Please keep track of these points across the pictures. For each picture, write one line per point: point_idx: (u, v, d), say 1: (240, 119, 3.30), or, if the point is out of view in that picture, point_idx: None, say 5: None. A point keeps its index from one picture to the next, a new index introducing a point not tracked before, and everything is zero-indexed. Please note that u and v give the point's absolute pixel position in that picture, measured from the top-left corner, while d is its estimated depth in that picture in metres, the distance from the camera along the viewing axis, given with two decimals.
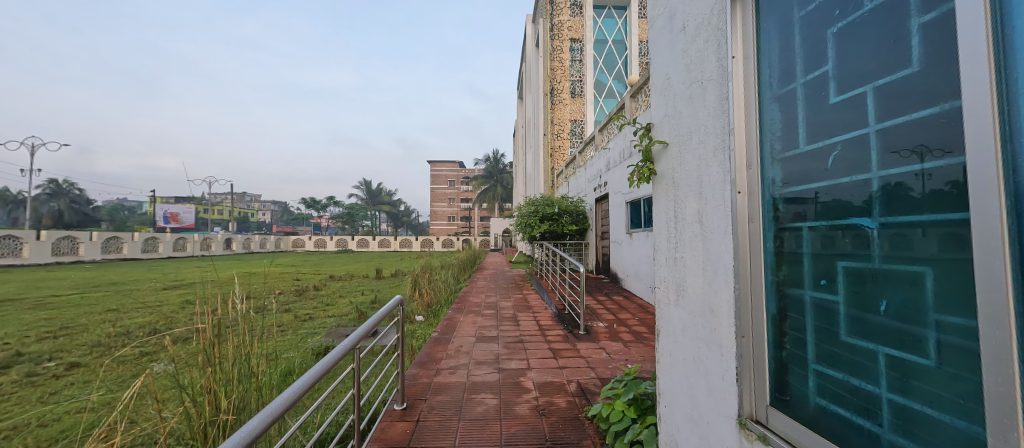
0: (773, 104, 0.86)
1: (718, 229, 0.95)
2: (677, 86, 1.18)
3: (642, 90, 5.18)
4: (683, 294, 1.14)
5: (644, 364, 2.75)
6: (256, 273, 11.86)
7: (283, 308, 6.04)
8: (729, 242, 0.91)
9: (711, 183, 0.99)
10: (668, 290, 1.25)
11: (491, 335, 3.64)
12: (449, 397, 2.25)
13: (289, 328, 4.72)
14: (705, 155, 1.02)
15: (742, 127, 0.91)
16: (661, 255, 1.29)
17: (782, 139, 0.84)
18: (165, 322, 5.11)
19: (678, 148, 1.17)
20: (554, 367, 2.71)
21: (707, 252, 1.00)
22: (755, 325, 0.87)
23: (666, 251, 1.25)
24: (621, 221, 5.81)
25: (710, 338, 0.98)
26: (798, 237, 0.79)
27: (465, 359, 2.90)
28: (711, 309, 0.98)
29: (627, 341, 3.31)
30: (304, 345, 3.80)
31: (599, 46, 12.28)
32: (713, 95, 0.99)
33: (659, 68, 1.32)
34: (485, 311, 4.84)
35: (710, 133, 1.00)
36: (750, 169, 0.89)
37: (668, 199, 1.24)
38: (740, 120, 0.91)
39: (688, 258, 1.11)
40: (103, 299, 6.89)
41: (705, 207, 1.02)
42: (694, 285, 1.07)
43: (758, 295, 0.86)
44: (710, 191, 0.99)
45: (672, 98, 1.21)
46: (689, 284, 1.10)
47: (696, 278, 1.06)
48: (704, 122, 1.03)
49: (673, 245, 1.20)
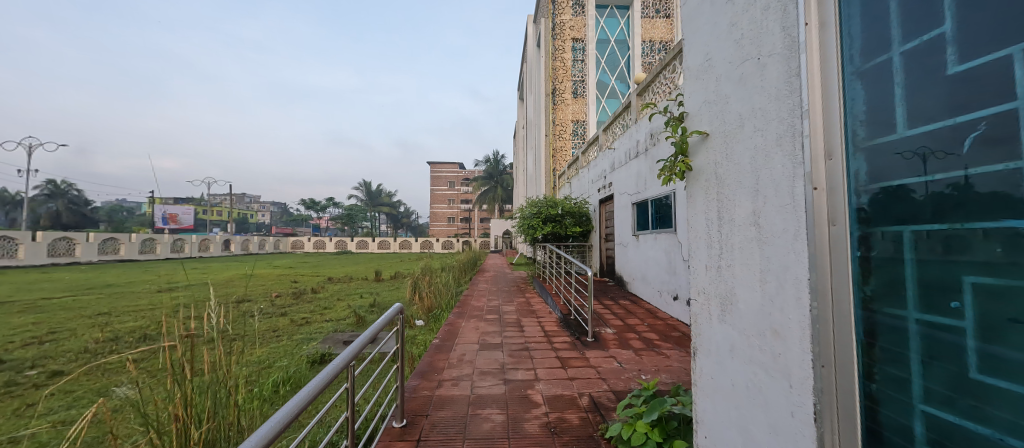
0: (857, 82, 0.71)
1: (784, 233, 0.82)
2: (723, 68, 1.05)
3: (650, 87, 5.03)
4: (731, 309, 1.00)
5: (659, 375, 2.58)
6: (254, 275, 11.69)
7: (279, 312, 5.87)
8: (804, 250, 0.77)
9: (775, 179, 0.85)
10: (710, 303, 1.12)
11: (494, 342, 3.47)
12: (453, 412, 2.08)
13: (285, 333, 4.56)
14: (764, 146, 0.89)
15: (816, 110, 0.76)
16: (700, 262, 1.16)
17: (866, 125, 0.69)
18: (158, 326, 4.95)
19: (725, 139, 1.04)
20: (563, 378, 2.55)
21: (768, 260, 0.87)
22: (837, 353, 0.71)
23: (707, 258, 1.13)
24: (627, 223, 5.65)
25: (774, 363, 0.84)
26: (893, 242, 0.64)
27: (468, 369, 2.74)
28: (775, 329, 0.84)
29: (639, 350, 3.15)
30: (299, 353, 3.64)
31: (602, 45, 12.15)
32: (776, 73, 0.85)
33: (696, 49, 1.20)
34: (488, 316, 4.68)
35: (772, 119, 0.86)
36: (830, 160, 0.74)
37: (709, 199, 1.12)
38: (815, 101, 0.76)
39: (737, 266, 0.98)
40: (94, 303, 6.72)
41: (763, 208, 0.89)
42: (747, 297, 0.94)
43: (840, 317, 0.71)
44: (773, 188, 0.86)
45: (715, 82, 1.08)
46: (740, 298, 0.96)
47: (751, 291, 0.92)
48: (764, 106, 0.89)
49: (717, 250, 1.07)
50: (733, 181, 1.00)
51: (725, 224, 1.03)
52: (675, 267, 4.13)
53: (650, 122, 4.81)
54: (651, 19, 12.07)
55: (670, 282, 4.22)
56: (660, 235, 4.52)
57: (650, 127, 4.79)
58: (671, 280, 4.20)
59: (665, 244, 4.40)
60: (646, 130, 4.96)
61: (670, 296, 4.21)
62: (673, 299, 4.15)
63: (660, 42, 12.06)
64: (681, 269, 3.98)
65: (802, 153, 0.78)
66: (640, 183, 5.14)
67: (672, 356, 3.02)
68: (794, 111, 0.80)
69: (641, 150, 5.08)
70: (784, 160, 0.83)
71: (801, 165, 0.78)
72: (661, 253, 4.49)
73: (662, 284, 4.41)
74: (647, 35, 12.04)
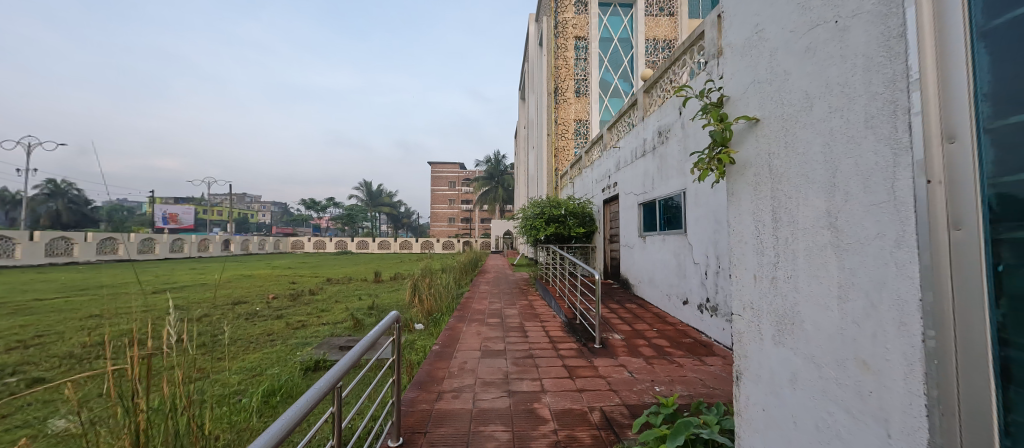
0: (983, 44, 0.59)
1: (879, 238, 0.73)
2: (788, 48, 1.00)
3: (656, 85, 4.87)
4: (799, 333, 0.96)
5: (673, 387, 2.41)
6: (252, 275, 11.52)
7: (275, 315, 5.71)
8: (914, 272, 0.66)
9: (861, 170, 0.78)
10: (771, 323, 1.07)
11: (497, 349, 3.30)
12: (454, 429, 1.93)
13: (280, 337, 4.41)
14: (844, 130, 0.82)
15: (930, 79, 0.63)
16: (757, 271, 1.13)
17: (994, 101, 0.58)
18: (149, 329, 4.81)
19: (792, 127, 0.98)
20: (571, 389, 2.38)
21: (849, 275, 0.81)
22: (967, 404, 0.58)
23: (766, 265, 1.09)
24: (632, 224, 5.49)
25: (862, 399, 0.77)
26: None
27: (470, 379, 2.57)
28: (861, 361, 0.77)
29: (649, 358, 2.99)
30: (294, 358, 3.49)
31: (604, 44, 11.99)
32: (867, 40, 0.76)
33: (744, 39, 1.21)
34: (490, 319, 4.52)
35: (859, 98, 0.78)
36: (955, 141, 0.61)
37: (765, 196, 1.09)
38: (930, 68, 0.63)
39: (807, 277, 0.93)
40: (86, 304, 6.57)
41: (838, 206, 0.84)
42: (817, 320, 0.90)
43: (969, 359, 0.58)
44: (858, 181, 0.78)
45: (773, 68, 1.07)
46: (812, 322, 0.91)
47: (827, 314, 0.87)
48: (845, 80, 0.82)
49: (778, 256, 1.04)
50: (793, 170, 0.98)
51: (784, 221, 1.01)
52: (684, 271, 3.97)
53: (657, 120, 4.65)
54: (654, 18, 11.92)
55: (679, 286, 4.06)
56: (668, 236, 4.36)
57: (657, 124, 4.63)
58: (680, 283, 4.04)
59: (673, 246, 4.24)
60: (653, 129, 4.80)
61: (679, 300, 4.06)
62: (682, 303, 3.99)
63: (663, 40, 11.92)
64: (691, 272, 3.83)
65: (908, 135, 0.67)
66: (647, 183, 4.98)
67: (685, 365, 2.85)
68: (896, 83, 0.69)
69: (648, 149, 4.93)
70: (878, 145, 0.73)
71: (906, 150, 0.67)
72: (669, 255, 4.33)
73: (670, 287, 4.26)
74: (651, 34, 11.89)
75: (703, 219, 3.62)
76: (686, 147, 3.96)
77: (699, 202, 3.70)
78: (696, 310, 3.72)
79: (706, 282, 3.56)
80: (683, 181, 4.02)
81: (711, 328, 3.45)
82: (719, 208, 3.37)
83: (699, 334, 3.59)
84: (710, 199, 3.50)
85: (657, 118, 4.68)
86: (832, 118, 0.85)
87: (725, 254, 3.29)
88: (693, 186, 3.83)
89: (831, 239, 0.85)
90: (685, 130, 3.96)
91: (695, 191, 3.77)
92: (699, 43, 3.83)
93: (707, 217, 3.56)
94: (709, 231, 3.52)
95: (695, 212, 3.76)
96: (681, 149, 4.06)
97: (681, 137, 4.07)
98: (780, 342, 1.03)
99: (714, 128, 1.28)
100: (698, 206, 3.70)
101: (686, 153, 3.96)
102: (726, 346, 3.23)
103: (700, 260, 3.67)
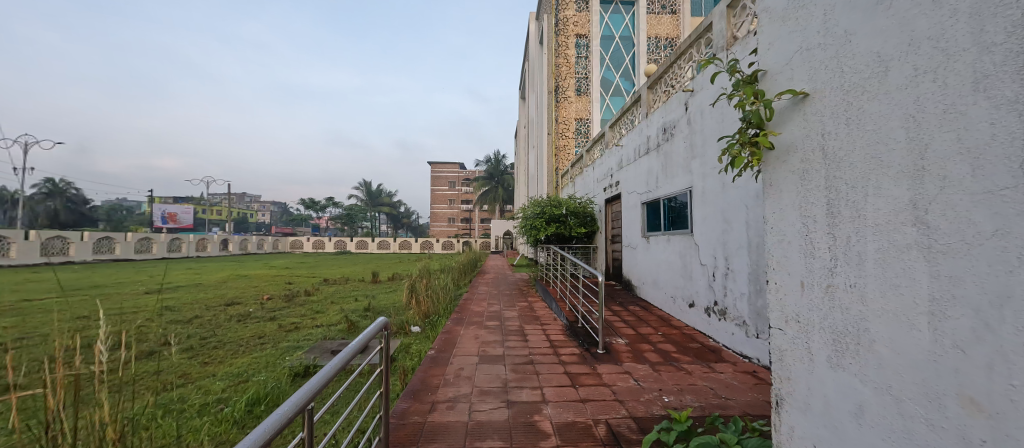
0: None
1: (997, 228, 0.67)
2: (853, 14, 0.99)
3: (660, 80, 4.72)
4: (872, 356, 0.92)
5: (683, 397, 2.25)
6: (248, 276, 11.37)
7: (268, 317, 5.56)
8: None
9: (969, 131, 0.72)
10: (836, 345, 1.03)
11: (495, 354, 3.15)
12: (447, 444, 1.78)
13: (272, 340, 4.26)
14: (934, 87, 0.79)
15: None
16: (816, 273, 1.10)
17: None
18: (137, 332, 4.66)
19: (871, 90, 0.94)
20: (574, 400, 2.22)
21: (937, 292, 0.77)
22: None
23: (827, 259, 1.06)
24: (635, 225, 5.34)
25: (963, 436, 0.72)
26: None
27: (466, 388, 2.42)
28: (960, 394, 0.72)
29: (656, 364, 2.85)
30: (283, 363, 3.34)
31: (606, 42, 11.85)
32: None
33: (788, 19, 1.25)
34: (489, 322, 4.37)
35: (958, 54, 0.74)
36: None
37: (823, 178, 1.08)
38: None
39: (881, 286, 0.89)
40: (73, 305, 6.42)
41: (927, 180, 0.79)
42: (897, 345, 0.86)
43: None
44: (960, 145, 0.74)
45: (833, 39, 1.06)
46: (889, 346, 0.87)
47: (910, 339, 0.82)
48: (937, 36, 0.78)
49: (843, 248, 1.01)
50: (854, 151, 0.99)
51: (848, 217, 0.99)
52: (689, 272, 3.83)
53: (662, 117, 4.51)
54: (656, 16, 11.79)
55: (685, 287, 3.91)
56: (673, 237, 4.22)
57: (662, 121, 4.48)
58: (685, 285, 3.90)
59: (678, 246, 4.10)
60: (657, 126, 4.67)
61: (684, 302, 3.91)
62: (688, 306, 3.85)
63: (665, 39, 11.79)
64: (697, 274, 3.68)
65: None
66: (650, 182, 4.84)
67: (694, 373, 2.69)
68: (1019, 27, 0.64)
69: (652, 147, 4.78)
70: (993, 111, 0.68)
71: None
72: (674, 256, 4.18)
73: (675, 289, 4.11)
74: (652, 32, 11.77)
75: (710, 219, 3.47)
76: (692, 144, 3.82)
77: (705, 202, 3.56)
78: (702, 314, 3.58)
79: (713, 284, 3.42)
80: (688, 179, 3.88)
81: (719, 332, 3.30)
82: (727, 206, 3.22)
83: (707, 338, 3.44)
84: (718, 197, 3.35)
85: (661, 115, 4.54)
86: (917, 84, 0.82)
87: (733, 255, 3.15)
88: (699, 185, 3.68)
89: (919, 238, 0.80)
90: (691, 126, 3.82)
91: (702, 190, 3.63)
92: (707, 35, 3.67)
93: (714, 216, 3.42)
94: (717, 231, 3.37)
95: (702, 211, 3.62)
96: (687, 146, 3.91)
97: (686, 134, 3.92)
98: (838, 364, 1.03)
99: (749, 108, 1.35)
100: (705, 205, 3.55)
101: (692, 150, 3.81)
102: (735, 352, 3.08)
103: (707, 261, 3.52)
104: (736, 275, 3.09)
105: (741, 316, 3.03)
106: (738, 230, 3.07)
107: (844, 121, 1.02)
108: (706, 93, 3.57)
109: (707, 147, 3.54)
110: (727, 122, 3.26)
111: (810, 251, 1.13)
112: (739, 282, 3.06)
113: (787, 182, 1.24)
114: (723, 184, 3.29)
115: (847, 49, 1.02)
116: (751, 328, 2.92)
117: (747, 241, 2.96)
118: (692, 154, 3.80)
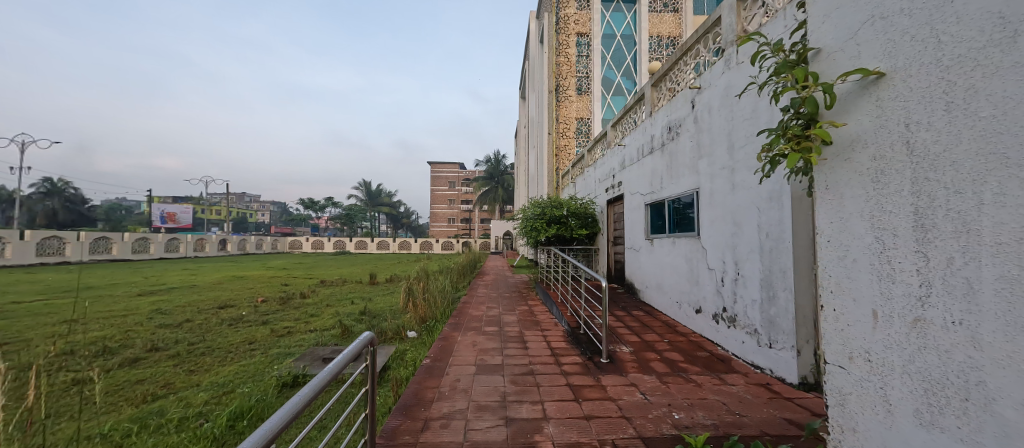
0: None
1: None
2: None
3: (665, 78, 4.57)
4: (980, 419, 0.84)
5: (694, 414, 2.09)
6: (245, 277, 11.24)
7: (260, 321, 5.41)
8: None
9: None
10: (931, 402, 0.95)
11: (493, 364, 2.99)
12: None
13: (262, 346, 4.12)
14: None
15: None
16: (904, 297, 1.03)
17: None
18: (124, 336, 4.52)
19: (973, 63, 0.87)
20: (577, 417, 2.07)
21: None
22: None
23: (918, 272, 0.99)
24: (638, 227, 5.19)
25: None
26: None
27: (462, 402, 2.27)
28: None
29: (663, 375, 2.69)
30: (270, 372, 3.19)
31: (607, 41, 11.70)
32: None
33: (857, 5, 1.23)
34: (488, 327, 4.22)
35: None
36: None
37: (910, 173, 1.02)
38: None
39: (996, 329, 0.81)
40: (62, 308, 6.27)
41: None
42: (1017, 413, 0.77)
43: None
44: None
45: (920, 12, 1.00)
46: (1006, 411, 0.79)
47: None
48: None
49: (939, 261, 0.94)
50: (952, 149, 0.91)
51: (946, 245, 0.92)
52: (696, 277, 3.68)
53: (667, 115, 4.36)
54: (657, 14, 11.68)
55: (690, 292, 3.77)
56: (678, 239, 4.06)
57: (667, 119, 4.33)
58: (691, 290, 3.75)
59: (684, 250, 3.94)
60: (661, 125, 4.52)
61: (690, 308, 3.77)
62: (694, 312, 3.70)
63: (667, 37, 11.67)
64: (705, 279, 3.53)
65: None
66: (654, 183, 4.69)
67: (703, 385, 2.53)
68: None
69: (657, 146, 4.63)
70: None
71: None
72: (680, 259, 4.03)
73: (681, 294, 3.96)
74: (654, 31, 11.66)
75: (719, 222, 3.32)
76: (698, 144, 3.67)
77: (713, 203, 3.41)
78: (710, 320, 3.42)
79: (722, 290, 3.27)
80: (695, 180, 3.72)
81: (728, 340, 3.15)
82: (738, 209, 3.06)
83: (715, 346, 3.29)
84: (727, 199, 3.20)
85: (666, 114, 4.39)
86: None
87: (744, 260, 2.99)
88: (707, 186, 3.53)
89: None
90: (698, 125, 3.67)
91: (709, 192, 3.48)
92: (715, 29, 3.51)
93: (723, 219, 3.26)
94: (726, 234, 3.22)
95: (710, 213, 3.47)
96: (693, 146, 3.77)
97: (693, 133, 3.77)
98: (932, 423, 0.95)
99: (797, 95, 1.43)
100: (714, 207, 3.40)
101: (699, 150, 3.66)
102: (746, 362, 2.92)
103: (715, 265, 3.37)
104: (747, 281, 2.94)
105: (752, 325, 2.88)
106: (750, 234, 2.92)
107: (941, 109, 0.94)
108: (714, 90, 3.42)
109: (715, 146, 3.39)
110: (736, 120, 3.11)
111: (887, 277, 1.08)
112: (750, 288, 2.91)
113: (851, 186, 1.22)
114: (733, 185, 3.14)
115: (944, 18, 0.94)
116: (763, 337, 2.76)
117: (759, 245, 2.81)
118: (699, 153, 3.65)
